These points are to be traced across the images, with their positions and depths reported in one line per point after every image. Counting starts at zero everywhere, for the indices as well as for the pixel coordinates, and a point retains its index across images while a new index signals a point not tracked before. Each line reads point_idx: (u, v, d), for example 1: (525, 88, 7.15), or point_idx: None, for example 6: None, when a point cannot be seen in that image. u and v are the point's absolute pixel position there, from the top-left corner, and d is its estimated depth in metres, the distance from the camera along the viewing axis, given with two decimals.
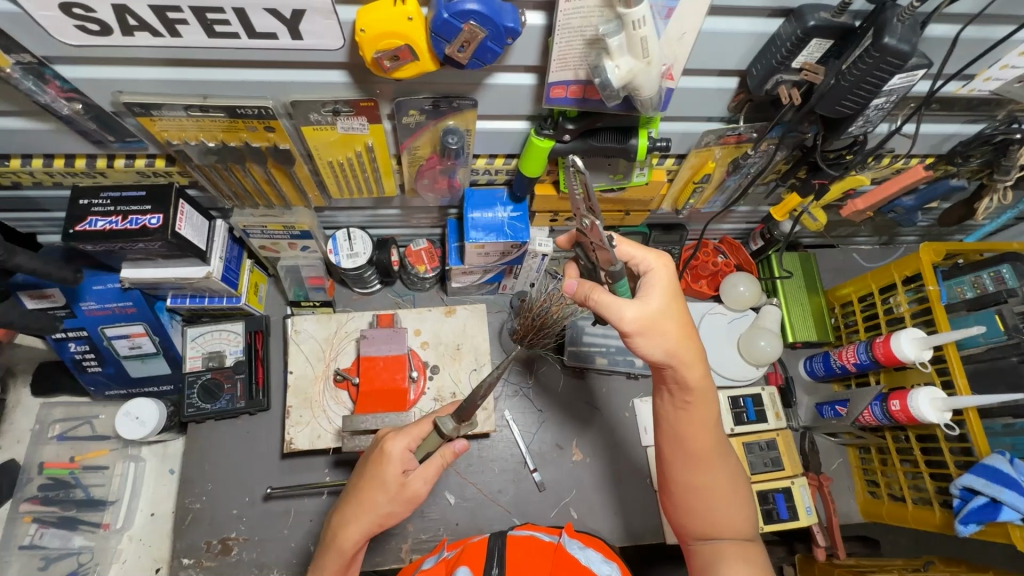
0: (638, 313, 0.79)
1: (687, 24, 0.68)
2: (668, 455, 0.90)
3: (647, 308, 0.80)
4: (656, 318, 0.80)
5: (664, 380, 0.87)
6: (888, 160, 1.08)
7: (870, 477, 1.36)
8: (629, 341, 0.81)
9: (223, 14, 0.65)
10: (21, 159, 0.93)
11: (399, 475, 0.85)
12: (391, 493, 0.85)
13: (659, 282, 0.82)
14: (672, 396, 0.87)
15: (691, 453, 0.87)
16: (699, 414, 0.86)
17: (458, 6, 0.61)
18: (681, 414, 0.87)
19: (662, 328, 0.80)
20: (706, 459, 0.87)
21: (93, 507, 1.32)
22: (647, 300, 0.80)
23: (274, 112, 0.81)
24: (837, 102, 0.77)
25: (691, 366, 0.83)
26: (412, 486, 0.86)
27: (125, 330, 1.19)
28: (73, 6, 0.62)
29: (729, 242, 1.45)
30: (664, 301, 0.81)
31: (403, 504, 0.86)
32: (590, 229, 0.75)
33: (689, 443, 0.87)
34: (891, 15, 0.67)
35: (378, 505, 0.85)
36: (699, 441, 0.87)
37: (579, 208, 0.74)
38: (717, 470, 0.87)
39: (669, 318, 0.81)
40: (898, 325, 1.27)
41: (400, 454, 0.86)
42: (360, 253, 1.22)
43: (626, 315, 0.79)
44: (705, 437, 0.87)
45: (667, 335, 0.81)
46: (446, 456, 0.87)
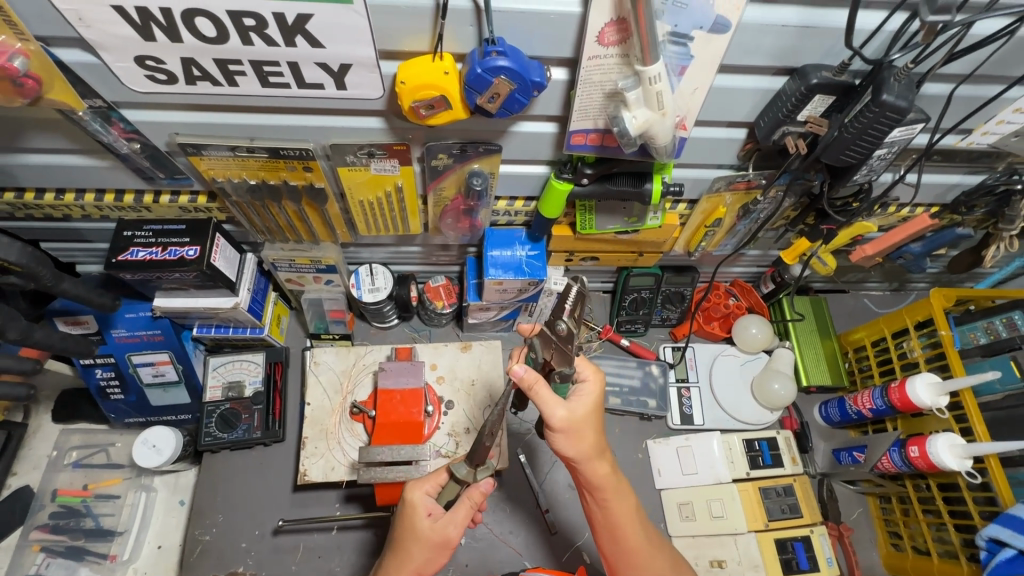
0: (567, 415, 0.81)
1: (698, 80, 0.74)
2: (607, 552, 0.91)
3: (574, 412, 0.81)
4: (582, 419, 0.82)
5: (579, 482, 0.88)
6: (894, 209, 1.13)
7: (892, 528, 1.33)
8: (550, 434, 0.83)
9: (278, 67, 0.72)
10: (75, 193, 1.00)
11: (425, 520, 0.87)
12: (423, 540, 0.86)
13: (592, 392, 0.84)
14: (592, 496, 0.88)
15: (627, 550, 0.88)
16: (624, 509, 0.87)
17: (491, 62, 0.67)
18: (605, 514, 0.88)
19: (581, 432, 0.82)
20: (644, 550, 0.88)
21: (102, 537, 1.31)
22: (576, 404, 0.82)
23: (313, 154, 0.88)
24: (840, 152, 0.82)
25: (599, 463, 0.85)
26: (441, 529, 0.87)
27: (150, 358, 1.23)
28: (146, 58, 0.70)
29: (740, 285, 1.47)
30: (593, 405, 0.83)
31: (438, 551, 0.87)
32: (562, 332, 0.78)
33: (625, 541, 0.88)
34: (888, 74, 0.73)
35: (413, 554, 0.86)
36: (631, 538, 0.88)
37: (556, 309, 0.77)
38: (656, 555, 0.89)
39: (592, 423, 0.83)
40: (913, 370, 1.27)
41: (421, 499, 0.89)
42: (382, 287, 1.26)
43: (557, 414, 0.80)
44: (638, 528, 0.88)
45: (588, 437, 0.83)
46: (474, 497, 0.88)
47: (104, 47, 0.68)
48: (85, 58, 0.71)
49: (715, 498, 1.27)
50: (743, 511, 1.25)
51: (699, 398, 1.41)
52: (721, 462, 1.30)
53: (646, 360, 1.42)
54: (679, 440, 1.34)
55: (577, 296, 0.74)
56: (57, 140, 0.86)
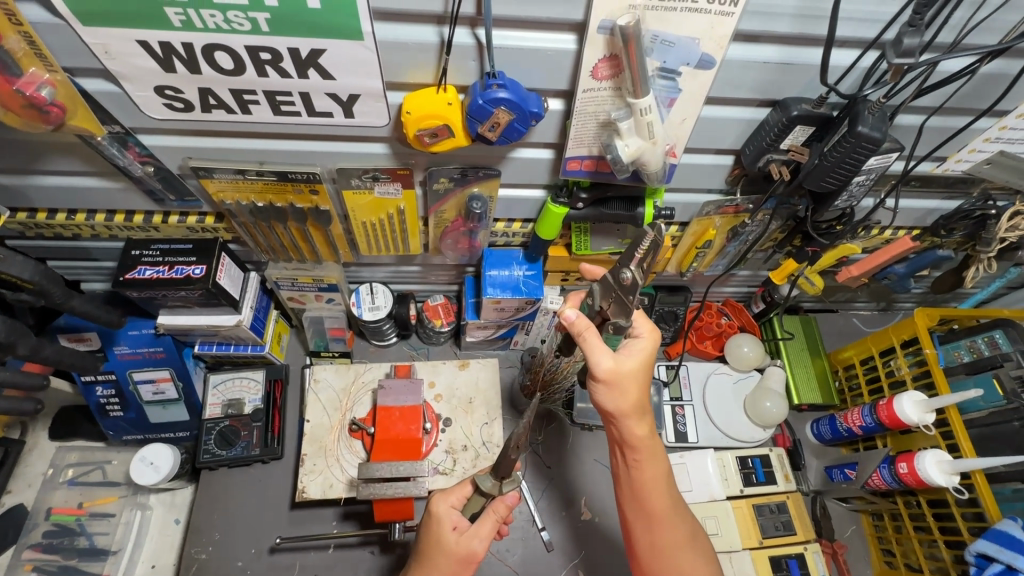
0: (612, 366, 0.82)
1: (687, 111, 0.78)
2: (628, 515, 0.93)
3: (620, 365, 0.83)
4: (628, 373, 0.84)
5: (614, 439, 0.90)
6: (876, 231, 1.17)
7: (884, 546, 1.34)
8: (592, 385, 0.85)
9: (290, 97, 0.76)
10: (86, 214, 1.04)
11: (450, 534, 0.89)
12: (449, 553, 0.88)
13: (643, 349, 0.85)
14: (624, 454, 0.90)
15: (650, 513, 0.90)
16: (654, 472, 0.89)
17: (491, 94, 0.71)
18: (634, 475, 0.90)
19: (625, 386, 0.84)
20: (665, 514, 0.90)
21: (95, 557, 1.29)
22: (625, 358, 0.84)
23: (320, 177, 0.92)
24: (821, 179, 0.86)
25: (638, 422, 0.86)
26: (466, 542, 0.88)
27: (151, 375, 1.25)
28: (166, 88, 0.74)
29: (733, 305, 1.51)
30: (641, 363, 0.85)
31: (463, 565, 0.89)
32: (623, 280, 0.77)
33: (649, 503, 0.90)
34: (862, 108, 0.77)
35: (438, 566, 0.88)
36: (655, 502, 0.90)
37: (624, 258, 0.76)
38: (675, 524, 0.91)
39: (638, 380, 0.84)
40: (900, 388, 1.31)
41: (446, 512, 0.91)
42: (381, 306, 1.28)
43: (602, 364, 0.82)
44: (665, 492, 0.90)
45: (631, 395, 0.84)
46: (499, 510, 0.90)
47: (126, 78, 0.72)
48: (107, 87, 0.75)
49: (710, 516, 1.27)
50: (737, 528, 1.27)
51: (693, 416, 1.43)
52: (715, 479, 1.32)
53: None
54: (674, 458, 1.36)
55: (649, 244, 0.71)
56: (73, 162, 0.89)
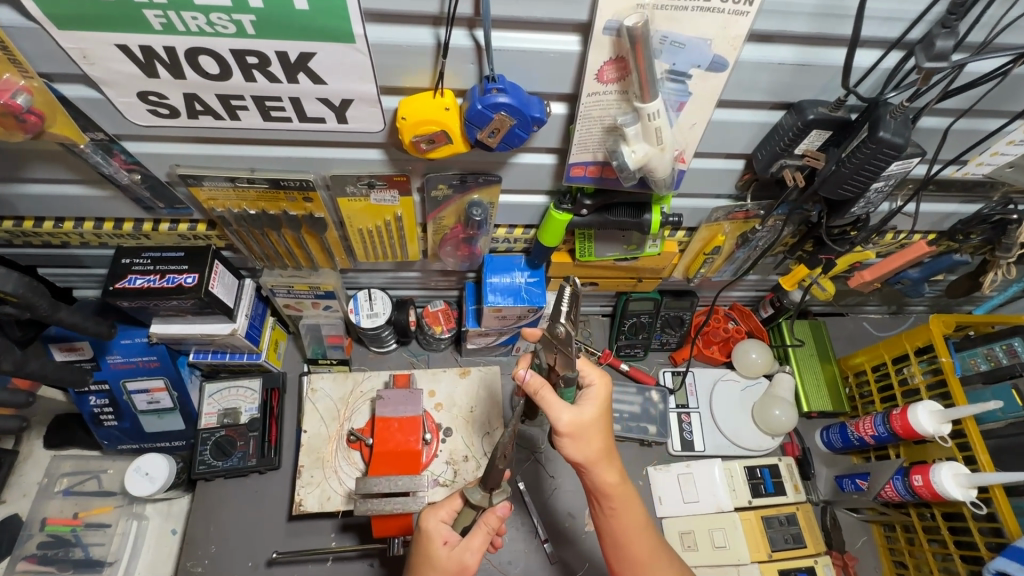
0: (573, 418, 0.79)
1: (697, 116, 0.74)
2: (613, 563, 0.90)
3: (580, 415, 0.80)
4: (590, 422, 0.81)
5: (587, 489, 0.86)
6: (891, 236, 1.13)
7: (897, 558, 1.30)
8: (556, 439, 0.81)
9: (280, 102, 0.73)
10: (74, 222, 1.00)
11: (441, 548, 0.85)
12: (440, 568, 0.84)
13: (599, 395, 0.82)
14: (599, 504, 0.86)
15: (635, 560, 0.87)
16: (632, 517, 0.85)
17: (490, 99, 0.67)
18: (612, 523, 0.86)
19: (589, 437, 0.81)
20: (651, 559, 0.87)
21: (90, 568, 1.26)
22: (584, 408, 0.81)
23: (314, 184, 0.88)
24: (838, 186, 0.82)
25: (609, 469, 0.82)
26: (457, 556, 0.85)
27: (145, 384, 1.22)
28: (150, 94, 0.71)
29: (739, 309, 1.46)
30: (599, 410, 0.82)
31: None
32: (559, 335, 0.74)
33: (633, 550, 0.86)
34: (884, 111, 0.73)
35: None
36: (638, 548, 0.87)
37: (554, 313, 0.74)
38: (663, 567, 0.88)
39: (600, 429, 0.82)
40: (914, 397, 1.27)
41: (437, 527, 0.87)
42: (380, 313, 1.25)
43: (562, 418, 0.79)
44: (647, 537, 0.87)
45: (596, 442, 0.81)
46: (491, 522, 0.86)
47: (107, 83, 0.69)
48: (87, 94, 0.72)
49: (717, 527, 1.26)
50: (745, 540, 1.24)
51: (699, 424, 1.39)
52: (723, 489, 1.29)
53: (647, 387, 1.40)
54: (680, 467, 1.33)
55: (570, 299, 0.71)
56: (57, 171, 0.86)
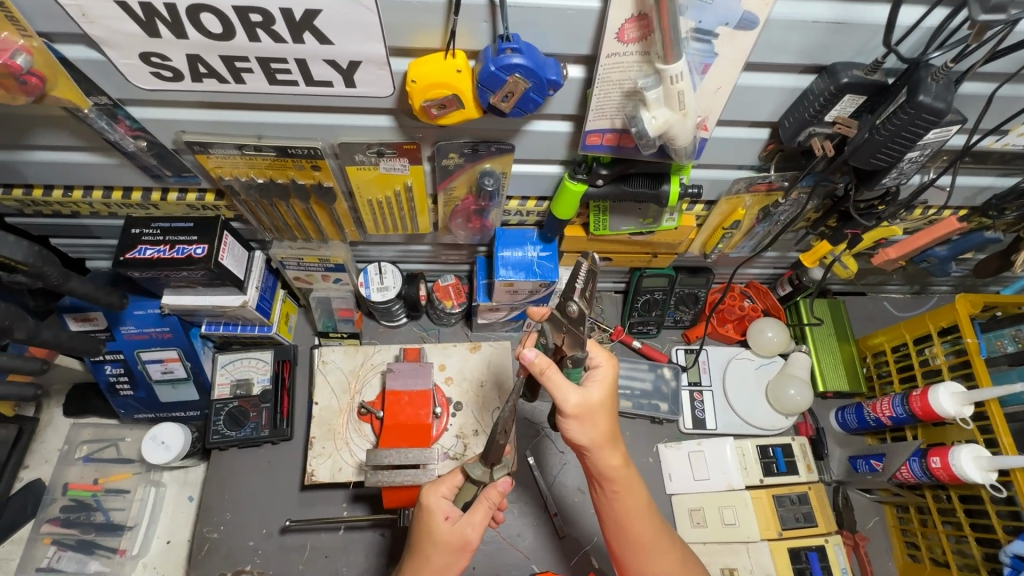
0: (581, 400, 0.77)
1: (722, 79, 0.70)
2: (615, 546, 0.89)
3: (587, 398, 0.78)
4: (598, 404, 0.79)
5: (589, 472, 0.85)
6: (920, 212, 1.09)
7: (909, 538, 1.29)
8: (562, 421, 0.79)
9: (286, 64, 0.70)
10: (83, 191, 1.00)
11: (443, 523, 0.85)
12: (442, 543, 0.84)
13: (606, 378, 0.81)
14: (601, 487, 0.84)
15: (638, 543, 0.86)
16: (635, 501, 0.84)
17: (504, 60, 0.64)
18: (615, 507, 0.85)
19: (595, 419, 0.79)
20: (655, 542, 0.86)
21: (112, 531, 1.30)
22: (591, 390, 0.79)
23: (322, 153, 0.86)
24: (871, 155, 0.78)
25: (612, 453, 0.81)
26: (459, 531, 0.85)
27: (159, 354, 1.23)
28: (152, 55, 0.68)
29: (756, 287, 1.44)
30: (606, 393, 0.80)
31: (457, 554, 0.85)
32: (573, 314, 0.77)
33: (634, 533, 0.85)
34: (925, 74, 0.69)
35: (431, 559, 0.84)
36: (641, 532, 0.85)
37: (567, 291, 0.76)
38: (665, 551, 0.87)
39: (607, 411, 0.80)
40: (935, 377, 1.24)
41: (438, 503, 0.88)
42: (390, 286, 1.24)
43: (570, 400, 0.77)
44: (649, 521, 0.86)
45: (602, 425, 0.79)
46: (492, 497, 0.86)
47: (108, 44, 0.67)
48: (89, 55, 0.70)
49: (727, 505, 1.24)
50: (756, 518, 1.23)
51: (712, 402, 1.38)
52: (734, 468, 1.28)
53: (659, 364, 1.38)
54: (690, 445, 1.32)
55: (586, 275, 0.71)
56: (63, 137, 0.85)
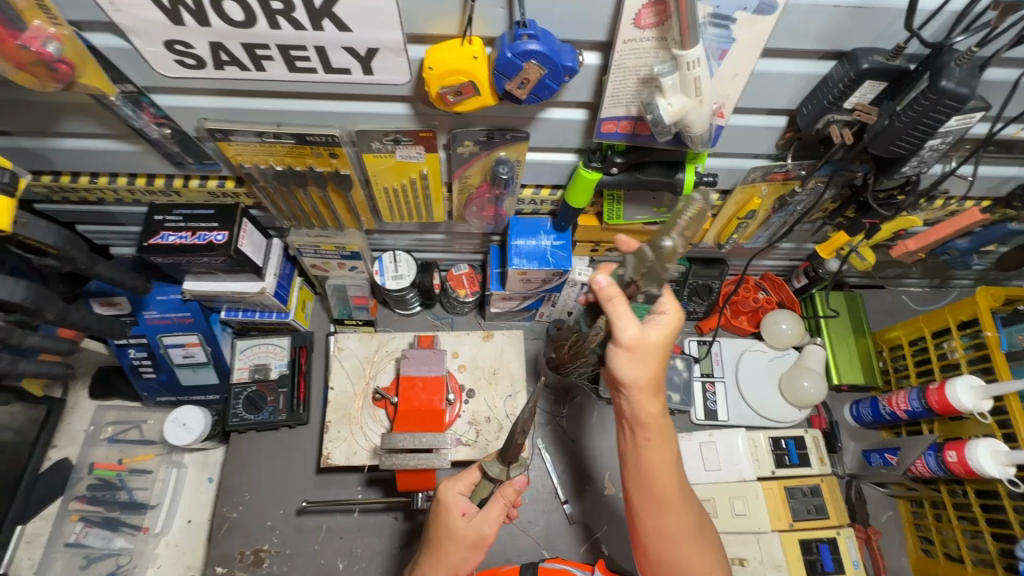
0: (638, 334, 0.80)
1: (740, 65, 0.70)
2: (632, 498, 0.88)
3: (645, 334, 0.80)
4: (652, 344, 0.81)
5: (623, 415, 0.87)
6: (941, 202, 1.07)
7: (923, 534, 1.28)
8: (614, 351, 0.82)
9: (305, 51, 0.71)
10: (108, 177, 1.02)
11: (460, 520, 0.87)
12: (458, 538, 0.86)
13: (667, 323, 0.82)
14: (634, 433, 0.86)
15: (658, 498, 0.86)
16: (665, 453, 0.85)
17: (521, 46, 0.64)
18: (644, 456, 0.86)
19: (645, 357, 0.81)
20: (676, 500, 0.86)
21: (135, 510, 1.34)
22: (651, 330, 0.81)
23: (339, 140, 0.87)
24: (890, 142, 0.77)
25: (652, 400, 0.83)
26: (476, 527, 0.87)
27: (180, 339, 1.26)
28: (176, 43, 0.70)
29: (772, 279, 1.42)
30: (664, 338, 0.81)
31: (473, 549, 0.87)
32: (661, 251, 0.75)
33: (658, 485, 0.85)
34: (948, 59, 0.68)
35: (448, 552, 0.87)
36: (664, 486, 0.85)
37: (667, 225, 0.74)
38: (684, 511, 0.87)
39: (659, 356, 0.82)
40: (953, 371, 1.22)
41: (455, 499, 0.89)
42: (405, 275, 1.25)
43: (627, 331, 0.80)
44: (677, 476, 0.86)
45: (650, 367, 0.81)
46: (508, 494, 0.87)
47: (133, 31, 0.68)
48: (115, 43, 0.72)
49: (738, 496, 1.24)
50: (767, 509, 1.23)
51: (724, 393, 1.38)
52: (746, 459, 1.28)
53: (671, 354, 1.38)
54: (702, 436, 1.31)
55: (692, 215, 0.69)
56: (90, 124, 0.87)
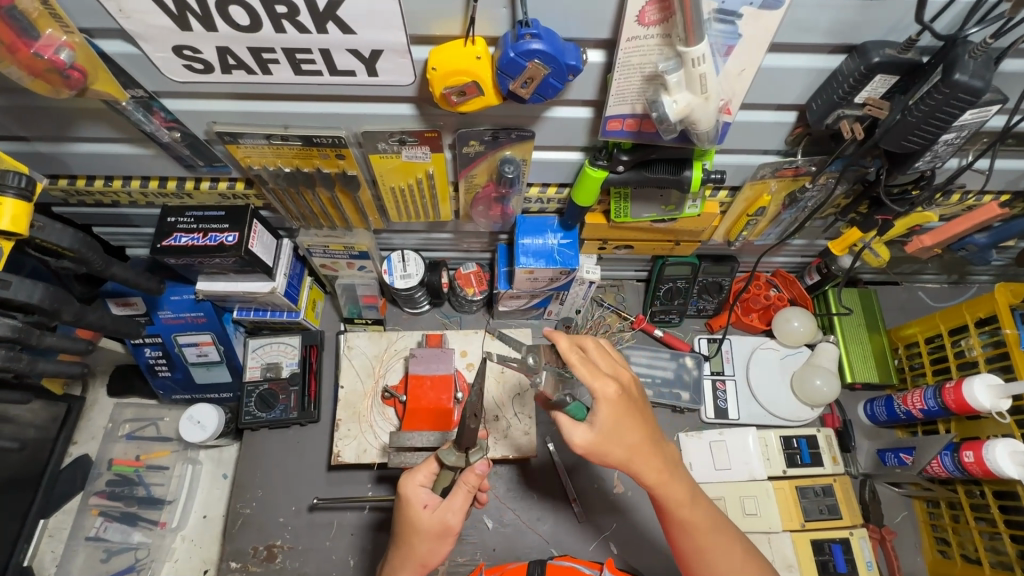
0: (588, 436, 0.77)
1: (747, 60, 0.69)
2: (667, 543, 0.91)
3: (597, 429, 0.77)
4: (614, 437, 0.77)
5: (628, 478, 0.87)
6: (958, 197, 1.04)
7: (939, 534, 1.26)
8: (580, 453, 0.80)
9: (310, 54, 0.72)
10: (122, 180, 1.05)
11: (421, 512, 0.84)
12: (422, 531, 0.84)
13: (612, 406, 0.77)
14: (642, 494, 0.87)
15: (696, 540, 0.85)
16: (682, 497, 0.84)
17: (524, 46, 0.64)
18: (666, 511, 0.85)
19: (609, 449, 0.78)
20: (712, 535, 0.86)
21: (153, 505, 1.37)
22: (597, 422, 0.77)
23: (346, 141, 0.88)
24: (903, 137, 0.75)
25: (640, 467, 0.81)
26: (440, 517, 0.84)
27: (194, 338, 1.28)
28: (184, 48, 0.71)
29: (784, 276, 1.39)
30: (614, 423, 0.77)
31: (440, 539, 0.84)
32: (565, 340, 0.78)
33: (692, 531, 0.85)
34: (962, 51, 0.66)
35: (415, 547, 0.84)
36: (683, 536, 0.87)
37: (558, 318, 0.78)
38: (718, 549, 0.86)
39: (622, 435, 0.78)
40: (970, 370, 1.20)
41: (415, 492, 0.85)
42: (413, 274, 1.26)
43: (576, 439, 0.77)
44: (700, 512, 0.86)
45: (620, 449, 0.78)
46: (471, 481, 0.83)
47: (144, 38, 0.69)
48: (126, 49, 0.73)
49: (749, 496, 1.23)
50: (778, 509, 1.22)
51: (735, 392, 1.36)
52: (757, 457, 1.26)
53: (681, 353, 1.37)
54: (712, 435, 1.30)
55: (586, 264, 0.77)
56: (103, 129, 0.89)
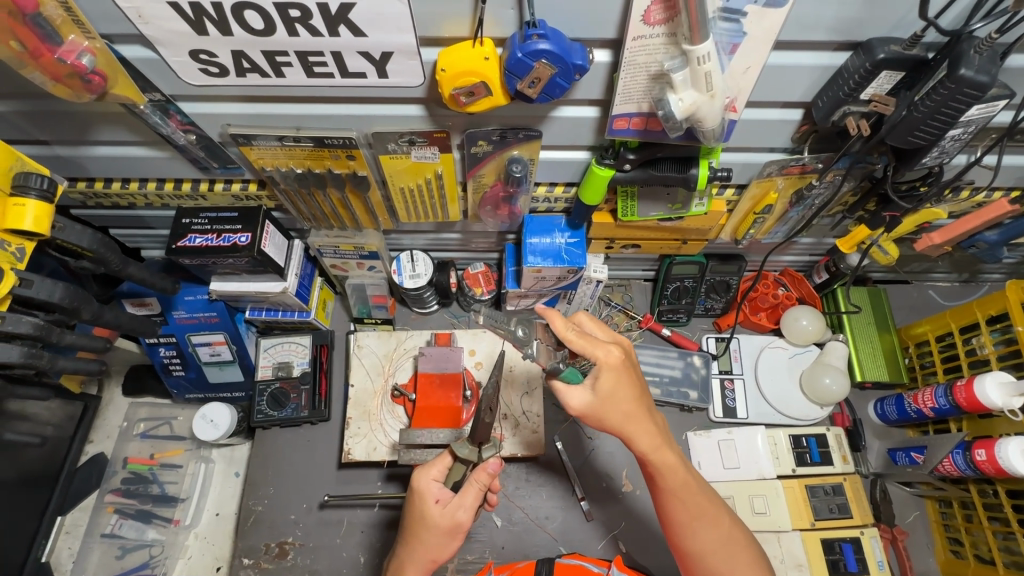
0: (585, 398, 0.78)
1: (751, 58, 0.69)
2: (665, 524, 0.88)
3: (597, 394, 0.78)
4: (609, 401, 0.78)
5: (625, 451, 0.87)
6: (967, 193, 1.05)
7: (952, 534, 1.24)
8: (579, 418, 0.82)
9: (322, 56, 0.73)
10: (139, 183, 1.08)
11: (434, 507, 0.84)
12: (434, 526, 0.84)
13: (615, 370, 0.78)
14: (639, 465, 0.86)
15: (691, 509, 0.84)
16: (676, 466, 0.83)
17: (531, 46, 0.65)
18: (658, 482, 0.84)
19: (609, 412, 0.78)
20: (705, 506, 0.85)
21: (166, 503, 1.39)
22: (597, 387, 0.77)
23: (356, 142, 0.89)
24: (909, 133, 0.76)
25: (635, 436, 0.81)
26: (450, 514, 0.84)
27: (207, 338, 1.30)
28: (200, 53, 0.73)
29: (791, 275, 1.40)
30: (615, 387, 0.78)
31: (450, 536, 0.85)
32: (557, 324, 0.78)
33: (685, 499, 0.83)
34: (967, 46, 0.67)
35: (424, 541, 0.85)
36: (676, 512, 0.85)
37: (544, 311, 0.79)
38: (707, 532, 0.84)
39: (621, 400, 0.79)
40: (982, 368, 1.19)
41: (428, 486, 0.85)
42: (422, 274, 1.26)
43: (574, 401, 0.78)
44: (695, 482, 0.85)
45: (619, 414, 0.79)
46: (482, 479, 0.84)
47: (161, 42, 0.71)
48: (144, 54, 0.75)
49: (757, 495, 1.23)
50: (787, 507, 1.22)
51: (743, 391, 1.36)
52: (766, 456, 1.26)
53: (688, 352, 1.37)
54: (721, 433, 1.30)
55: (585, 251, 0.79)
56: (121, 132, 0.91)
